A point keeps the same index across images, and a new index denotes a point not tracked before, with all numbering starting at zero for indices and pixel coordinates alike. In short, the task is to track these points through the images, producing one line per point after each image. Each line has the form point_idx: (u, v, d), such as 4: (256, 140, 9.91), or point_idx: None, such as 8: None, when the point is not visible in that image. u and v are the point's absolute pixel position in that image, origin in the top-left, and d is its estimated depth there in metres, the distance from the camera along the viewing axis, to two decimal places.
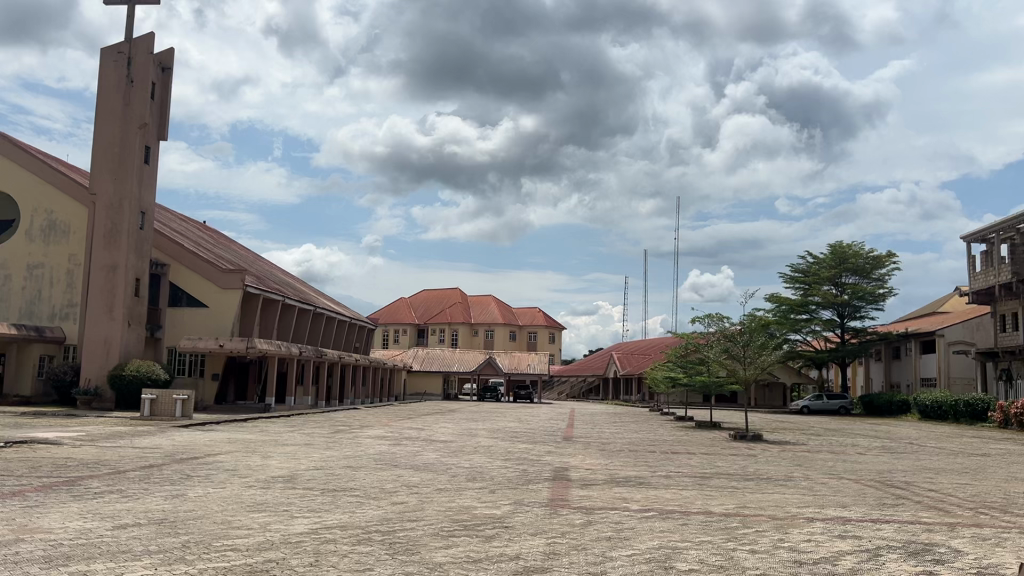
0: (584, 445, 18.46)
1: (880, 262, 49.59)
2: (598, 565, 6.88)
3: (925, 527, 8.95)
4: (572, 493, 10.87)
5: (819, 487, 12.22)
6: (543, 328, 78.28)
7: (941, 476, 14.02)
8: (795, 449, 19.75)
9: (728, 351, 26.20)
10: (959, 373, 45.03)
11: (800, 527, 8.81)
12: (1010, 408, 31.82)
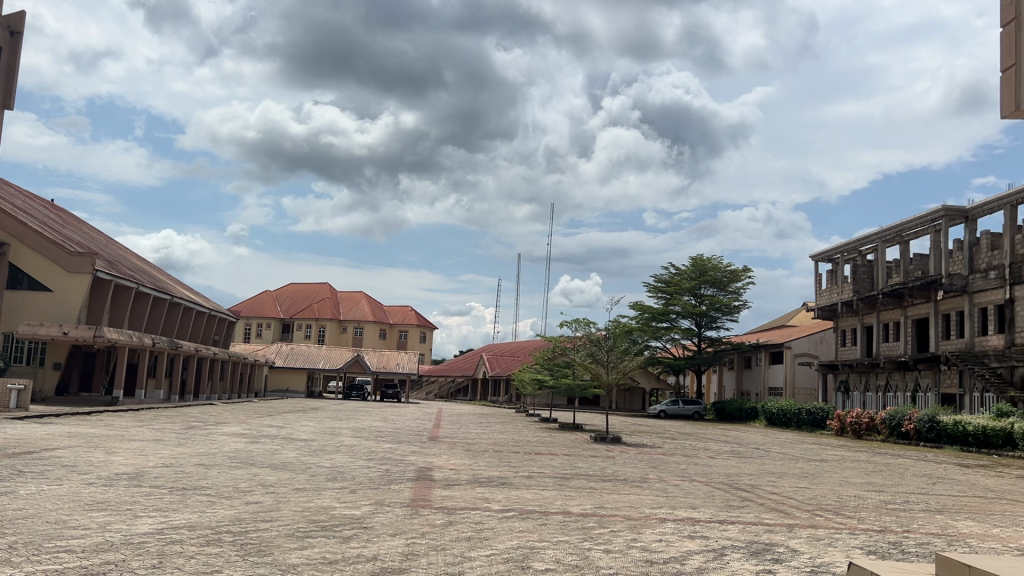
0: (447, 445, 18.43)
1: (737, 275, 52.23)
2: (456, 565, 6.89)
3: (767, 527, 9.48)
4: (435, 493, 10.83)
5: (672, 489, 12.72)
6: (414, 327, 78.00)
7: (783, 480, 14.89)
8: (651, 452, 20.48)
9: (593, 355, 27.07)
10: (803, 383, 48.06)
11: (653, 527, 9.12)
12: (846, 417, 34.26)
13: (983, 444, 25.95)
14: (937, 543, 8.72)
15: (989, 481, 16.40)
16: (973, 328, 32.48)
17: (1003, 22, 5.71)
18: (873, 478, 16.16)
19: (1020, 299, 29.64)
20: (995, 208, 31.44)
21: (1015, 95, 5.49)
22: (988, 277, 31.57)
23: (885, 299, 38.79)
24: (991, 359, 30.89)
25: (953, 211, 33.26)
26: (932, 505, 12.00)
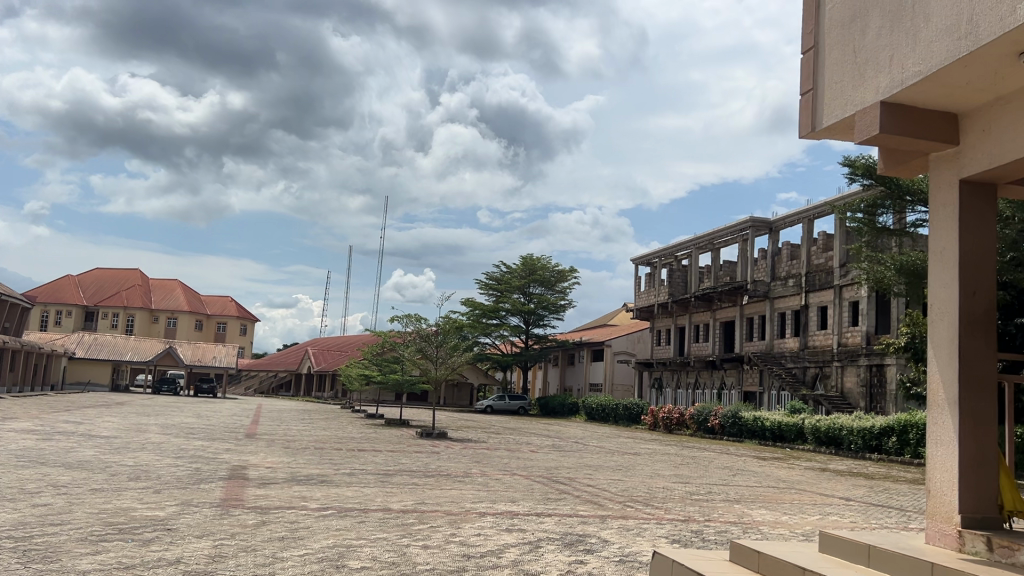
0: (265, 442, 17.75)
1: (564, 275, 53.86)
2: (267, 566, 6.62)
3: (581, 519, 9.80)
4: (247, 492, 10.38)
5: (493, 483, 12.91)
6: (235, 319, 74.76)
7: (598, 473, 15.50)
8: (475, 447, 20.65)
9: (422, 351, 26.92)
10: (620, 380, 50.32)
11: (472, 522, 9.20)
12: (659, 412, 36.14)
13: (778, 438, 28.21)
14: (734, 530, 9.37)
15: (783, 473, 17.79)
16: (772, 331, 35.24)
17: (804, 48, 6.13)
18: (681, 470, 17.11)
19: (813, 305, 32.46)
20: (795, 221, 34.27)
21: (812, 117, 5.99)
22: (787, 284, 34.36)
23: (697, 302, 41.33)
24: (787, 360, 33.67)
25: (759, 223, 35.94)
26: (731, 495, 12.87)
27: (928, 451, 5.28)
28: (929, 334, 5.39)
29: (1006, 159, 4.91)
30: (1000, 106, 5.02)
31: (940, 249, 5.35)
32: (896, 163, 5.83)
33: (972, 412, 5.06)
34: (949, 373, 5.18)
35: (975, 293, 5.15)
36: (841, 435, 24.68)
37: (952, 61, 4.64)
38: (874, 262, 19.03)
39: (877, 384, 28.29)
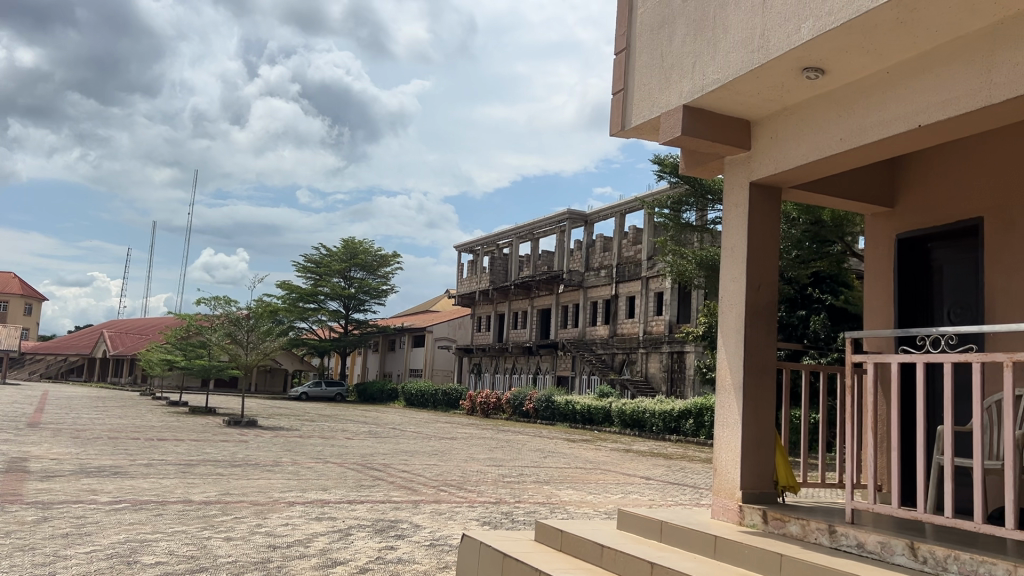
0: (51, 433, 16.28)
1: (385, 260, 53.33)
2: (46, 565, 6.10)
3: (393, 505, 9.76)
4: (27, 487, 9.48)
5: (304, 471, 12.59)
6: (17, 297, 68.03)
7: (413, 458, 15.52)
8: (287, 434, 20.02)
9: (232, 335, 25.69)
10: (441, 365, 50.64)
11: (279, 512, 8.92)
12: (476, 397, 36.72)
13: (587, 421, 29.45)
14: (541, 510, 9.70)
15: (591, 454, 18.59)
16: (585, 319, 36.72)
17: (617, 49, 6.38)
18: (495, 453, 17.46)
19: (623, 294, 34.16)
20: (608, 215, 35.85)
21: (622, 115, 6.27)
22: (599, 274, 35.88)
23: (516, 289, 42.34)
24: (597, 346, 35.22)
25: (575, 215, 37.27)
26: (541, 477, 13.30)
27: (715, 432, 5.70)
28: (719, 324, 5.80)
29: (789, 165, 5.36)
30: (785, 116, 5.48)
31: (731, 246, 5.77)
32: (696, 164, 6.22)
33: (754, 396, 5.52)
34: (735, 360, 5.61)
35: (759, 286, 5.61)
36: (644, 417, 26.12)
37: (746, 72, 4.99)
38: (677, 256, 20.23)
39: (677, 369, 30.14)
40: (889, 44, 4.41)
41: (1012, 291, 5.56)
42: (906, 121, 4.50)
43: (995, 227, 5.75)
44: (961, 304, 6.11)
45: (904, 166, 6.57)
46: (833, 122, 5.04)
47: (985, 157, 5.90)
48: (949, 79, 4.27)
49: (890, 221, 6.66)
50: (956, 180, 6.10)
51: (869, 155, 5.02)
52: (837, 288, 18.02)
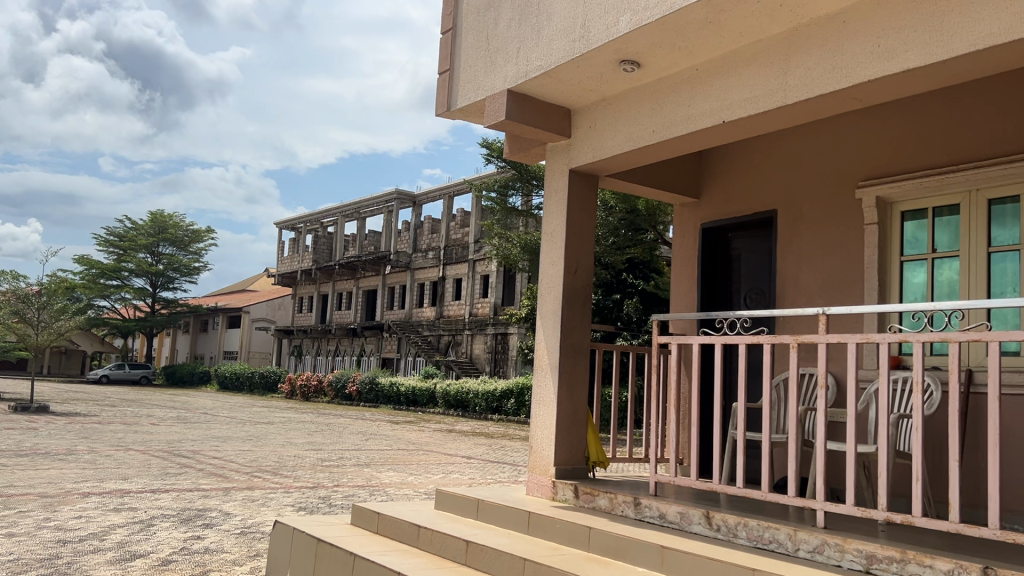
0: None
1: (199, 236, 50.49)
2: None
3: (201, 493, 9.27)
4: None
5: (103, 460, 11.72)
6: None
7: (225, 444, 14.86)
8: (84, 421, 18.53)
9: (20, 314, 23.38)
10: (258, 347, 48.83)
11: (71, 504, 8.24)
12: (296, 380, 35.77)
13: (411, 402, 29.39)
14: (360, 494, 9.55)
15: (413, 435, 18.56)
16: (411, 301, 36.59)
17: (444, 28, 6.34)
18: (314, 437, 17.03)
19: (449, 277, 34.30)
20: (436, 197, 35.83)
21: (448, 96, 6.25)
22: (426, 256, 35.82)
23: (340, 270, 41.55)
24: (423, 328, 35.21)
25: (403, 195, 36.96)
26: (361, 460, 13.11)
27: (532, 411, 5.83)
28: (538, 306, 5.93)
29: (606, 154, 5.54)
30: (603, 106, 5.65)
31: (552, 230, 5.90)
32: (520, 149, 6.30)
33: (569, 375, 5.70)
34: (552, 341, 5.76)
35: (576, 270, 5.80)
36: (467, 398, 26.45)
37: (566, 61, 5.10)
38: (503, 239, 20.52)
39: (501, 350, 30.64)
40: (698, 41, 4.64)
41: (801, 279, 6.09)
42: (712, 118, 4.78)
43: (787, 219, 6.25)
44: (756, 291, 6.62)
45: (709, 160, 6.98)
46: (646, 115, 5.26)
47: (779, 155, 6.39)
48: (752, 79, 4.57)
49: (695, 211, 7.05)
50: (755, 175, 6.56)
51: (679, 148, 5.29)
52: (649, 274, 18.95)
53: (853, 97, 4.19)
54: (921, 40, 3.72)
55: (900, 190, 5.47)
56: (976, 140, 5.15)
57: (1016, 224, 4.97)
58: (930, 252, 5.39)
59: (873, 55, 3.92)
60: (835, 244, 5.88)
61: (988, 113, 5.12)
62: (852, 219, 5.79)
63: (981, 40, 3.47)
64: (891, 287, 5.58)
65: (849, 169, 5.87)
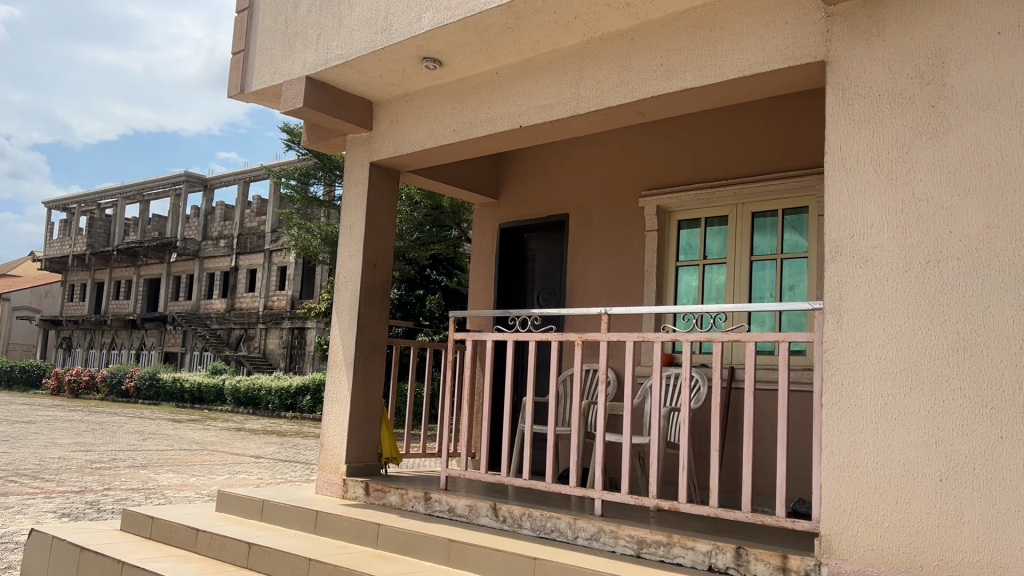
0: None
1: None
2: None
3: None
4: None
5: None
6: None
7: None
8: None
9: None
10: (19, 338, 44.23)
11: None
12: (64, 375, 32.72)
13: (196, 400, 27.78)
14: (135, 497, 8.91)
15: (197, 434, 17.59)
16: (200, 292, 34.63)
17: (240, 7, 6.05)
18: (83, 438, 15.64)
19: (243, 267, 32.79)
20: (231, 181, 34.10)
21: (242, 78, 5.96)
22: (217, 245, 34.03)
23: (119, 256, 38.55)
24: (212, 321, 33.42)
25: (194, 178, 34.89)
26: (138, 461, 12.22)
27: (324, 408, 5.69)
28: (333, 301, 5.80)
29: (407, 149, 5.52)
30: (405, 101, 5.62)
31: (350, 223, 5.80)
32: (319, 139, 6.13)
33: (363, 371, 5.62)
34: (347, 337, 5.66)
35: (375, 265, 5.74)
36: (259, 395, 25.41)
37: (367, 53, 5.03)
38: (302, 229, 19.77)
39: (297, 345, 29.64)
40: (498, 46, 4.74)
41: (589, 280, 6.41)
42: (510, 121, 4.90)
43: (577, 223, 6.54)
44: (548, 290, 6.87)
45: (508, 162, 7.15)
46: (448, 113, 5.30)
47: (573, 160, 6.66)
48: (547, 86, 4.73)
49: (494, 211, 7.19)
50: (550, 179, 6.80)
51: (478, 148, 5.38)
52: (452, 271, 19.01)
53: (636, 112, 4.46)
54: (697, 62, 4.02)
55: (678, 201, 5.90)
56: (743, 158, 5.65)
57: (774, 235, 5.51)
58: (702, 258, 5.85)
59: (656, 73, 4.19)
60: (621, 248, 6.22)
61: (754, 133, 5.62)
62: (634, 225, 6.17)
63: (749, 68, 3.81)
64: (667, 290, 5.99)
65: (633, 179, 6.24)
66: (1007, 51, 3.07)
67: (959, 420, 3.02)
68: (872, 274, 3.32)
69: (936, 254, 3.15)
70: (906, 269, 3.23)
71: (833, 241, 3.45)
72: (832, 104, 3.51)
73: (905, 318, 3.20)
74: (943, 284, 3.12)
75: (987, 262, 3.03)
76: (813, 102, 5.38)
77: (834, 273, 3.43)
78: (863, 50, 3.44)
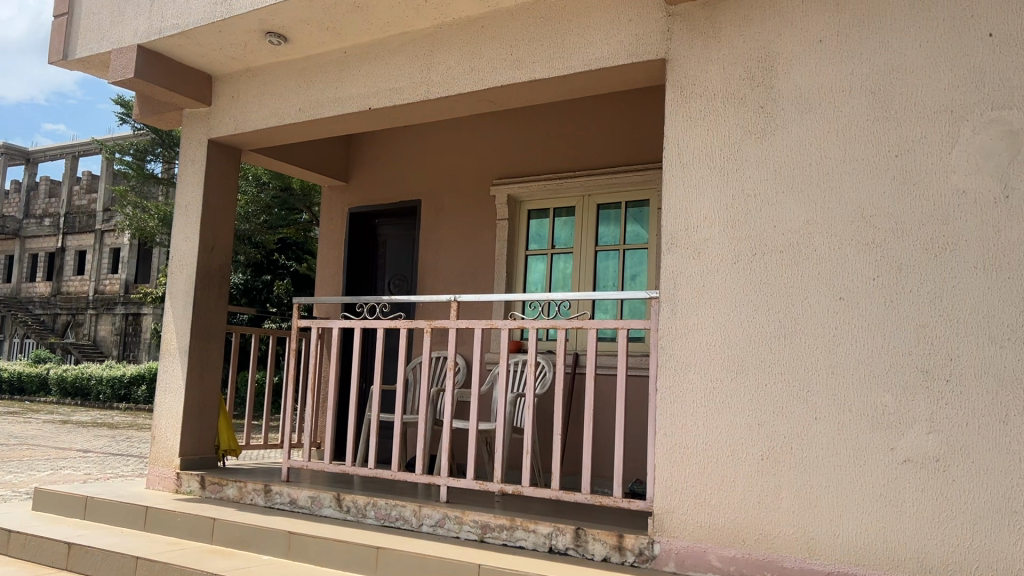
0: None
1: None
2: None
3: None
4: None
5: None
6: None
7: None
8: None
9: None
10: None
11: None
12: None
13: (15, 391, 25.62)
14: None
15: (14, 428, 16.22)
16: (20, 275, 32.00)
17: None
18: None
19: (71, 249, 30.55)
20: (57, 155, 31.64)
21: (65, 43, 5.51)
22: (42, 224, 31.53)
23: None
24: (35, 307, 30.96)
25: (14, 150, 32.13)
26: None
27: (155, 399, 5.38)
28: (166, 285, 5.49)
29: (249, 127, 5.30)
30: (247, 77, 5.38)
31: (186, 203, 5.50)
32: (152, 113, 5.77)
33: (199, 359, 5.36)
34: (182, 323, 5.37)
35: (213, 249, 5.48)
36: (88, 385, 23.74)
37: (206, 24, 4.77)
38: (138, 209, 18.58)
39: (131, 332, 27.91)
40: (345, 25, 4.62)
41: (439, 267, 6.39)
42: (358, 103, 4.79)
43: (428, 210, 6.51)
44: (398, 277, 6.80)
45: (358, 145, 7.00)
46: (293, 92, 5.12)
47: (423, 145, 6.62)
48: (398, 69, 4.66)
49: (343, 195, 7.03)
50: (400, 164, 6.73)
51: (323, 129, 5.23)
52: (301, 256, 18.46)
53: (486, 100, 4.47)
54: (546, 53, 4.07)
55: (528, 190, 5.98)
56: (590, 150, 5.79)
57: (618, 226, 5.69)
58: (550, 247, 5.96)
59: (505, 62, 4.21)
60: (472, 235, 6.24)
61: (600, 125, 5.77)
62: (484, 213, 6.21)
63: (594, 62, 3.90)
64: (516, 277, 6.07)
65: (484, 166, 6.26)
66: (827, 56, 3.29)
67: (778, 401, 3.23)
68: (704, 264, 3.48)
69: (760, 247, 3.35)
70: (734, 261, 3.41)
71: (669, 233, 3.60)
72: (670, 101, 3.65)
73: (734, 306, 3.38)
74: (766, 275, 3.33)
75: (805, 254, 3.25)
76: (655, 98, 5.59)
77: (670, 263, 3.58)
78: (700, 51, 3.59)
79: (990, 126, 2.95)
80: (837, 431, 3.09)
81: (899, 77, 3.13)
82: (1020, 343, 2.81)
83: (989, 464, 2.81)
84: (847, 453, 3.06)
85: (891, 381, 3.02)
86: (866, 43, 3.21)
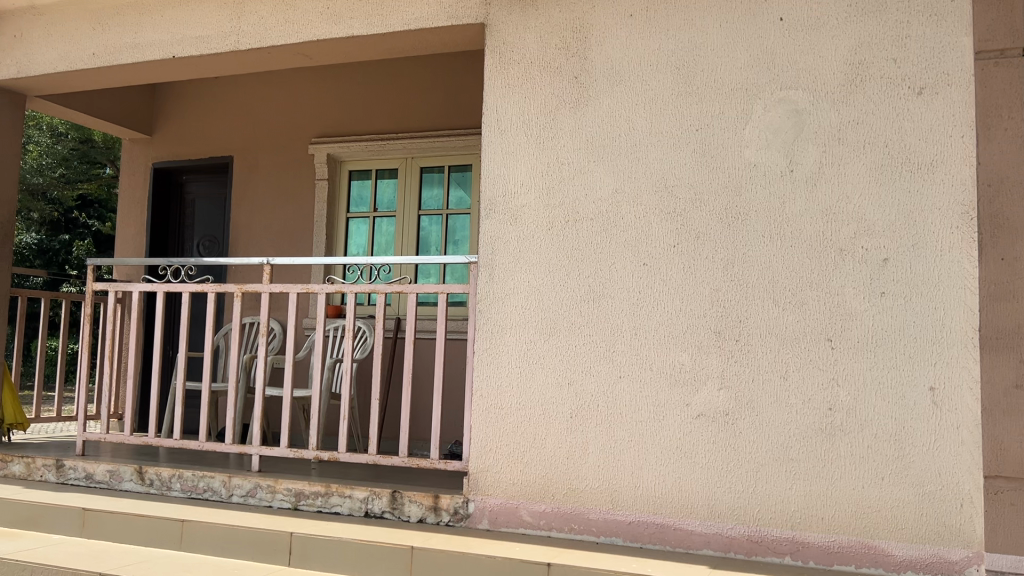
0: None
1: None
2: None
3: None
4: None
5: None
6: None
7: None
8: None
9: None
10: None
11: None
12: None
13: None
14: None
15: None
16: None
17: None
18: None
19: None
20: None
21: None
22: None
23: None
24: None
25: None
26: None
27: None
28: None
29: (36, 71, 4.81)
30: (32, 15, 4.86)
31: None
32: None
33: None
34: None
35: None
36: None
37: None
38: None
39: None
40: None
41: (253, 227, 6.13)
42: (161, 51, 4.47)
43: (243, 168, 6.20)
44: (210, 238, 6.45)
45: (164, 96, 6.54)
46: (87, 35, 4.69)
47: (236, 99, 6.29)
48: (205, 17, 4.38)
49: (147, 148, 6.55)
50: (212, 118, 6.36)
51: (122, 77, 4.84)
52: (104, 213, 16.93)
53: (302, 54, 4.29)
54: (365, 10, 3.96)
55: (348, 150, 5.84)
56: (412, 110, 5.72)
57: (441, 190, 5.68)
58: (372, 210, 5.86)
59: (322, 16, 4.06)
60: (290, 195, 6.03)
61: (422, 86, 5.71)
62: (302, 172, 6.00)
63: (414, 22, 3.84)
64: (336, 239, 5.93)
65: (303, 124, 6.04)
66: (638, 30, 3.41)
67: (587, 362, 3.37)
68: (520, 229, 3.55)
69: (573, 213, 3.45)
70: (548, 227, 3.50)
71: (487, 199, 3.63)
72: (489, 66, 3.66)
73: (547, 271, 3.48)
74: (577, 241, 3.44)
75: (613, 222, 3.38)
76: (478, 64, 5.61)
77: (489, 229, 3.61)
78: (518, 17, 3.62)
79: (779, 105, 3.18)
80: (640, 391, 3.27)
81: (700, 55, 3.30)
82: (799, 307, 3.08)
83: (771, 417, 3.08)
84: (648, 409, 3.25)
85: (688, 341, 3.22)
86: (672, 20, 3.36)
